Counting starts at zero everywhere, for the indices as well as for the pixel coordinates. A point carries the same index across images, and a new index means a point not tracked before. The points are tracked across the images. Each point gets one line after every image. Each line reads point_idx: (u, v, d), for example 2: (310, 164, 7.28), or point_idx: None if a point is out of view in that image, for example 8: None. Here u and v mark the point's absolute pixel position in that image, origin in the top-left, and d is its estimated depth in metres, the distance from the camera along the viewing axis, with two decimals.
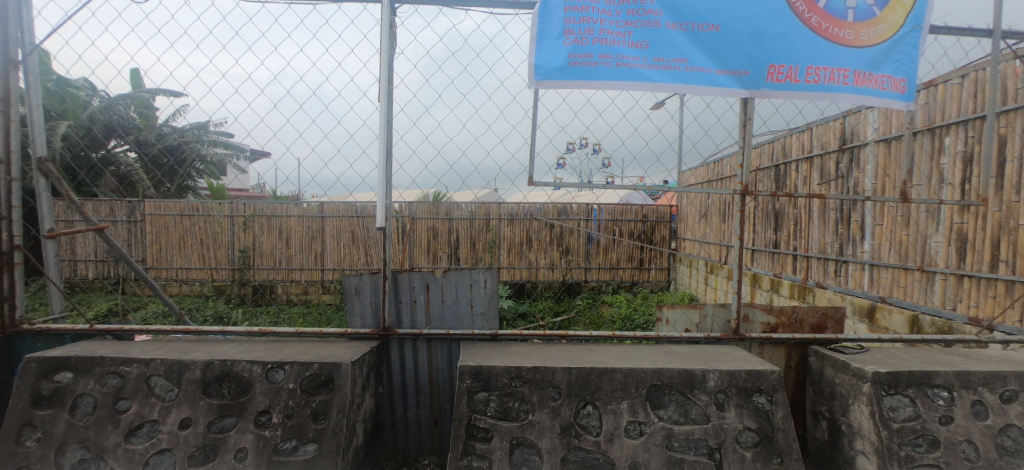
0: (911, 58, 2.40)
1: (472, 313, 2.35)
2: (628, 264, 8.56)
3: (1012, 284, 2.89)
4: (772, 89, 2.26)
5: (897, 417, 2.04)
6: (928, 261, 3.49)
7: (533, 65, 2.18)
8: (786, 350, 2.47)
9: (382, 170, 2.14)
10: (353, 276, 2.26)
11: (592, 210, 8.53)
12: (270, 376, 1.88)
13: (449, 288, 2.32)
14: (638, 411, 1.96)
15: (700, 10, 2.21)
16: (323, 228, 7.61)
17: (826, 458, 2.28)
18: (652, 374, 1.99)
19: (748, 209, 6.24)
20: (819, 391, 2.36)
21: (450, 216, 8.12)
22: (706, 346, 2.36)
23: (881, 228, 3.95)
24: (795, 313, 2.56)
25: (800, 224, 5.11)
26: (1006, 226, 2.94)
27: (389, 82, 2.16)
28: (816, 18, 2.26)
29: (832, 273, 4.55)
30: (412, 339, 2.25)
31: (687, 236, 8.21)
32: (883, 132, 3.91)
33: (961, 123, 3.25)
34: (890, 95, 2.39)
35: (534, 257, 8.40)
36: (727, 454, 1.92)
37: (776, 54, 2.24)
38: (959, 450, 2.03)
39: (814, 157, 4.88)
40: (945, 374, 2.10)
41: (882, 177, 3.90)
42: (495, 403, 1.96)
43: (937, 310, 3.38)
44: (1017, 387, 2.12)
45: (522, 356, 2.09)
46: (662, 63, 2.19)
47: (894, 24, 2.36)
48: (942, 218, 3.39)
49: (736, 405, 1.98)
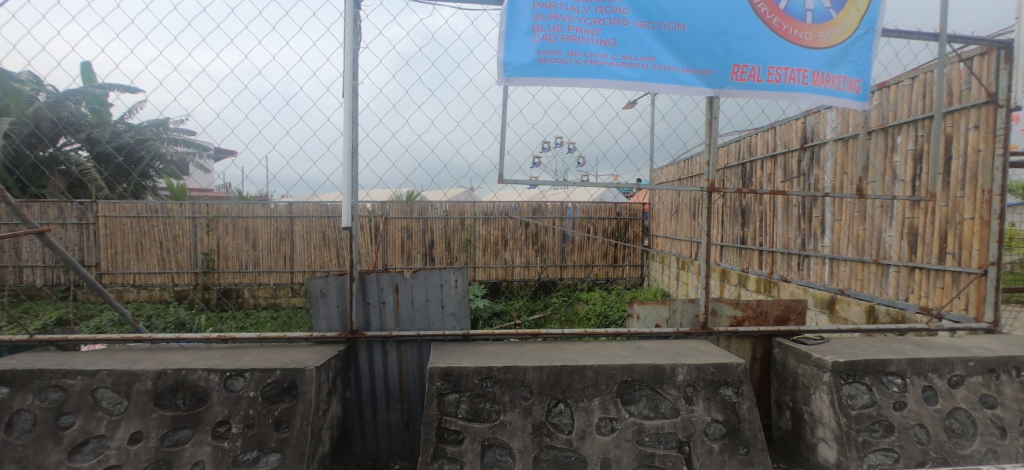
0: (865, 60, 2.50)
1: (443, 313, 2.31)
2: (602, 262, 8.66)
3: (958, 275, 3.05)
4: (736, 88, 2.32)
5: (855, 404, 2.12)
6: (883, 254, 3.66)
7: (502, 61, 2.15)
8: (751, 343, 2.53)
9: (346, 168, 2.08)
10: (318, 278, 2.19)
11: (567, 208, 8.59)
12: (228, 385, 1.80)
13: (418, 289, 2.28)
14: (608, 408, 1.97)
15: (667, 10, 2.23)
16: (292, 229, 7.40)
17: (789, 446, 2.36)
18: (622, 370, 2.00)
19: (717, 206, 6.39)
20: (782, 382, 2.43)
21: (424, 216, 8.01)
22: (675, 341, 2.39)
23: (840, 222, 4.11)
24: (759, 307, 2.63)
25: (765, 221, 5.27)
26: (953, 220, 3.10)
27: (354, 78, 2.10)
28: (776, 19, 2.33)
29: (795, 266, 4.71)
30: (381, 342, 2.21)
31: (659, 232, 8.36)
32: (841, 131, 4.06)
33: (911, 123, 3.42)
34: (847, 95, 2.49)
35: (508, 255, 8.38)
36: (696, 446, 1.96)
37: (739, 53, 2.30)
38: (912, 434, 2.13)
39: (778, 155, 5.03)
40: (898, 362, 2.20)
41: (840, 174, 4.06)
42: (466, 405, 1.94)
43: (892, 300, 3.55)
44: (963, 372, 2.24)
45: (493, 356, 2.07)
46: (630, 61, 2.21)
47: (849, 27, 2.46)
48: (895, 213, 3.56)
49: (704, 398, 2.02)
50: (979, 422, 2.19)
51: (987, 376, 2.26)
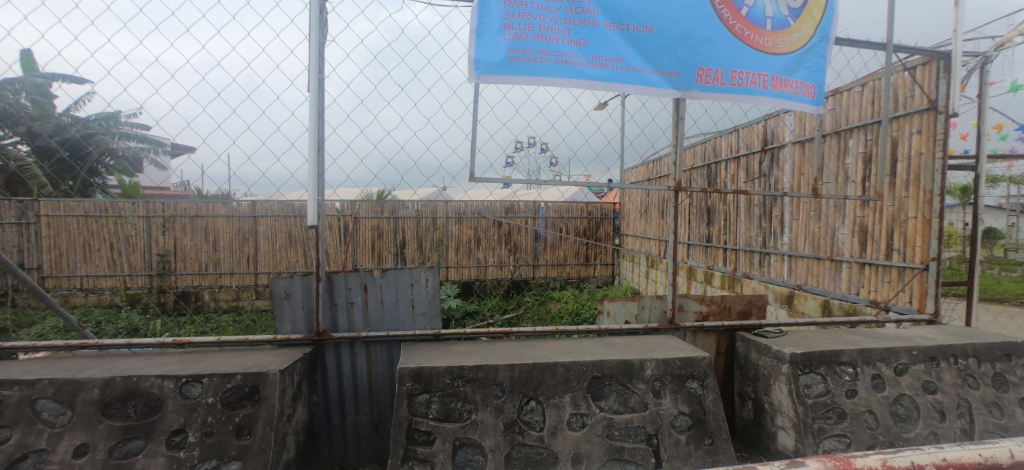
0: (820, 66, 2.62)
1: (413, 313, 2.27)
2: (574, 261, 8.76)
3: (903, 270, 3.24)
4: (701, 91, 2.38)
5: (811, 393, 2.22)
6: (836, 251, 3.85)
7: (473, 58, 2.12)
8: (715, 337, 2.62)
9: (312, 165, 2.02)
10: (283, 279, 2.12)
11: (539, 208, 8.63)
12: (185, 391, 1.72)
13: (388, 289, 2.24)
14: (579, 403, 1.99)
15: (635, 12, 2.27)
16: (256, 229, 7.13)
17: (751, 436, 2.45)
18: (592, 366, 2.03)
19: (684, 206, 6.55)
20: (744, 374, 2.52)
21: (395, 215, 7.87)
22: (643, 337, 2.44)
23: (797, 221, 4.29)
24: (723, 302, 2.72)
25: (728, 220, 5.45)
26: (899, 219, 3.29)
27: (320, 71, 2.04)
28: (738, 25, 2.41)
29: (757, 263, 4.89)
30: (349, 343, 2.15)
31: (629, 232, 8.51)
32: (798, 134, 4.24)
33: (861, 127, 3.61)
34: (804, 99, 2.60)
35: (481, 255, 8.35)
36: (664, 439, 2.00)
37: (703, 57, 2.36)
38: (862, 420, 2.24)
39: (741, 156, 5.21)
40: (850, 353, 2.31)
41: (798, 175, 4.24)
42: (437, 405, 1.92)
43: (844, 295, 3.73)
44: (907, 361, 2.38)
45: (465, 356, 2.06)
46: (600, 61, 2.23)
47: (806, 35, 2.57)
48: (847, 212, 3.74)
49: (672, 391, 2.07)
50: (921, 407, 2.33)
51: (928, 364, 2.41)
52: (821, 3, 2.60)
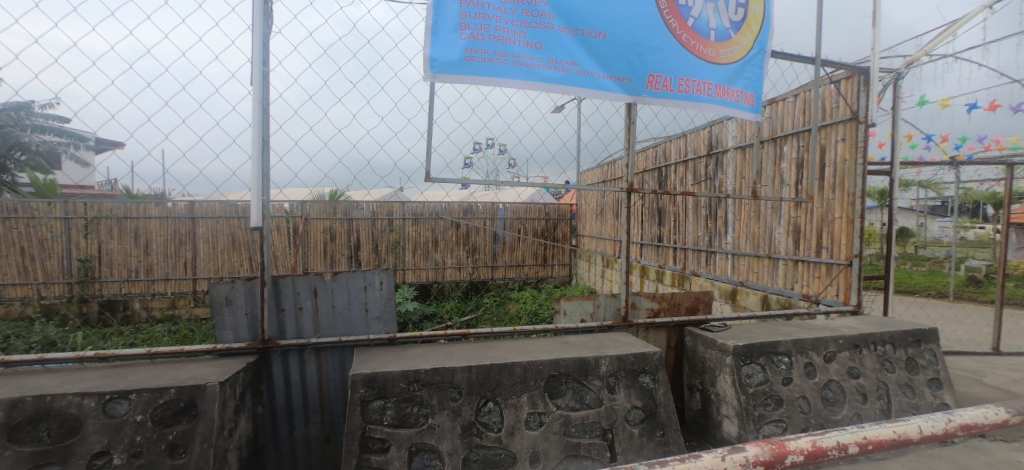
0: (758, 77, 2.80)
1: (366, 317, 2.20)
2: (532, 262, 8.84)
3: (831, 266, 3.49)
4: (651, 96, 2.47)
5: (752, 383, 2.35)
6: (774, 249, 4.10)
7: (428, 57, 2.07)
8: (666, 332, 2.71)
9: (255, 162, 1.90)
10: (223, 284, 1.98)
11: (497, 210, 8.65)
12: (109, 410, 1.57)
13: (340, 293, 2.15)
14: (536, 402, 1.99)
15: (589, 17, 2.30)
16: (194, 232, 6.70)
17: (699, 426, 2.56)
18: (549, 365, 2.04)
19: (637, 207, 6.75)
20: (693, 367, 2.62)
21: (349, 217, 7.57)
22: (599, 335, 2.49)
23: (739, 221, 4.54)
24: (673, 299, 2.83)
25: (678, 220, 5.66)
26: (827, 219, 3.54)
27: (264, 64, 1.93)
28: (685, 35, 2.52)
29: (704, 262, 5.11)
30: (297, 350, 2.05)
31: (585, 233, 8.67)
32: (740, 140, 4.49)
33: (794, 134, 3.86)
34: (744, 107, 2.76)
35: (439, 257, 8.24)
36: (618, 433, 2.05)
37: (653, 64, 2.45)
38: (797, 405, 2.39)
39: (689, 160, 5.43)
40: (785, 343, 2.46)
41: (740, 178, 4.47)
42: (392, 411, 1.86)
43: (781, 290, 3.98)
44: (835, 349, 2.57)
45: (420, 359, 2.01)
46: (555, 65, 2.25)
47: (746, 47, 2.73)
48: (783, 213, 3.99)
49: (625, 386, 2.13)
50: (847, 390, 2.52)
51: (852, 351, 2.61)
52: (759, 18, 2.77)
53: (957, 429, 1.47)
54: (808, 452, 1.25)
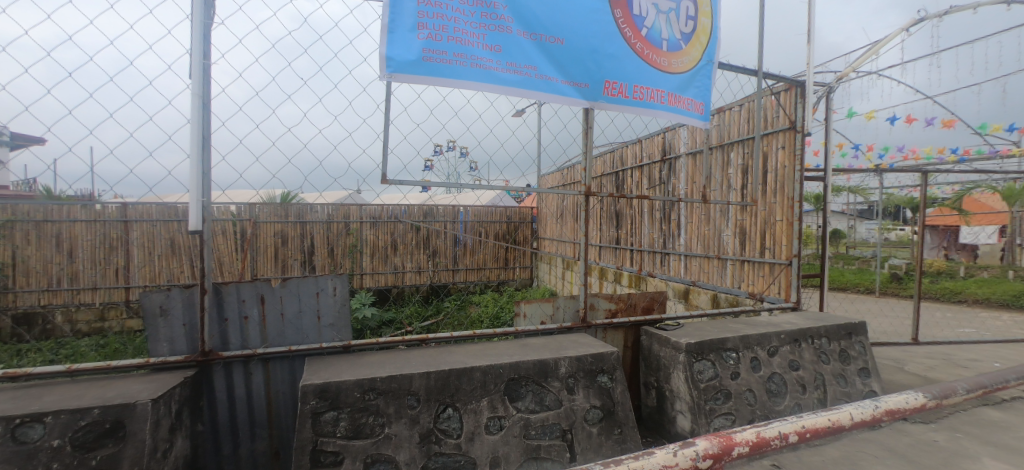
0: (706, 87, 2.93)
1: (319, 324, 2.10)
2: (493, 265, 8.81)
3: (773, 266, 3.69)
4: (607, 102, 2.52)
5: (704, 378, 2.43)
6: (722, 250, 4.28)
7: (384, 56, 2.01)
8: (623, 332, 2.76)
9: (194, 162, 1.78)
10: (157, 293, 1.83)
11: (458, 212, 8.56)
12: (20, 435, 1.41)
13: (291, 300, 2.05)
14: (496, 407, 1.97)
15: (547, 23, 2.32)
16: (128, 237, 6.27)
17: (654, 422, 2.62)
18: (509, 368, 2.02)
19: (595, 211, 6.87)
20: (648, 365, 2.69)
21: (303, 220, 7.21)
22: (559, 336, 2.51)
23: (691, 224, 4.71)
24: (630, 300, 2.90)
25: (634, 223, 5.80)
26: (770, 221, 3.74)
27: (205, 57, 1.81)
28: (639, 44, 2.59)
29: (659, 263, 5.27)
30: (242, 362, 1.93)
31: (546, 235, 8.74)
32: (691, 146, 4.67)
33: (740, 142, 4.06)
34: (694, 115, 2.88)
35: (399, 261, 8.08)
36: (577, 433, 2.07)
37: (610, 71, 2.50)
38: (744, 399, 2.50)
39: (644, 165, 5.58)
40: (734, 340, 2.57)
41: (691, 182, 4.65)
42: (346, 422, 1.78)
43: (729, 289, 4.17)
44: (778, 343, 2.71)
45: (376, 366, 1.94)
46: (514, 68, 2.25)
47: (695, 57, 2.84)
48: (731, 216, 4.18)
49: (584, 386, 2.15)
50: (789, 382, 2.66)
51: (793, 345, 2.76)
52: (707, 30, 2.90)
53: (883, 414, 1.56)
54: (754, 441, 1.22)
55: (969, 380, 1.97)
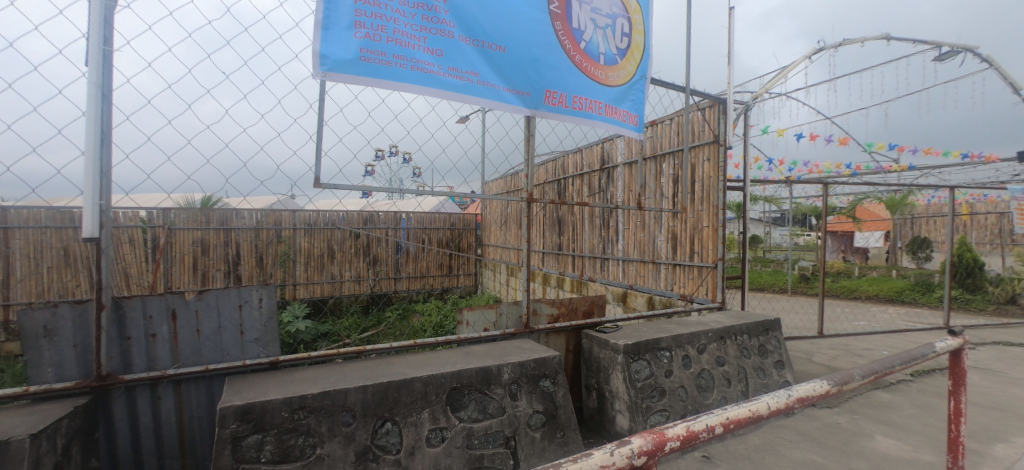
0: (640, 100, 3.06)
1: (241, 340, 1.94)
2: (437, 272, 8.66)
3: (701, 269, 3.91)
4: (548, 111, 2.56)
5: (641, 378, 2.51)
6: (656, 255, 4.48)
7: (318, 53, 1.90)
8: (565, 336, 2.81)
9: (91, 159, 1.58)
10: (40, 310, 1.60)
11: (400, 219, 8.37)
12: None
13: (208, 314, 1.87)
14: (438, 418, 1.91)
15: (489, 30, 2.31)
16: (8, 247, 5.48)
17: (595, 423, 2.67)
18: (450, 377, 1.97)
19: (538, 217, 6.95)
20: (589, 367, 2.74)
21: (227, 227, 6.64)
22: (501, 343, 2.49)
23: (628, 230, 4.89)
24: (571, 304, 2.98)
25: (576, 229, 5.93)
26: (697, 228, 3.97)
27: (106, 43, 1.61)
28: (578, 56, 2.66)
29: (599, 268, 5.41)
30: (149, 385, 1.73)
31: (490, 242, 8.74)
32: (628, 156, 4.87)
33: (671, 153, 4.28)
34: (629, 127, 3.00)
35: (337, 269, 7.72)
36: (520, 439, 2.06)
37: (550, 80, 2.54)
38: (678, 395, 2.62)
39: (584, 174, 5.73)
40: (667, 339, 2.68)
41: (628, 190, 4.84)
42: (272, 445, 1.64)
43: (663, 291, 4.37)
44: (706, 341, 2.87)
45: (306, 383, 1.81)
46: (456, 73, 2.22)
47: (630, 72, 2.97)
48: (663, 223, 4.38)
49: (527, 392, 2.14)
50: (716, 377, 2.82)
51: (719, 342, 2.93)
52: (641, 47, 3.03)
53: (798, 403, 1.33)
54: (686, 436, 1.06)
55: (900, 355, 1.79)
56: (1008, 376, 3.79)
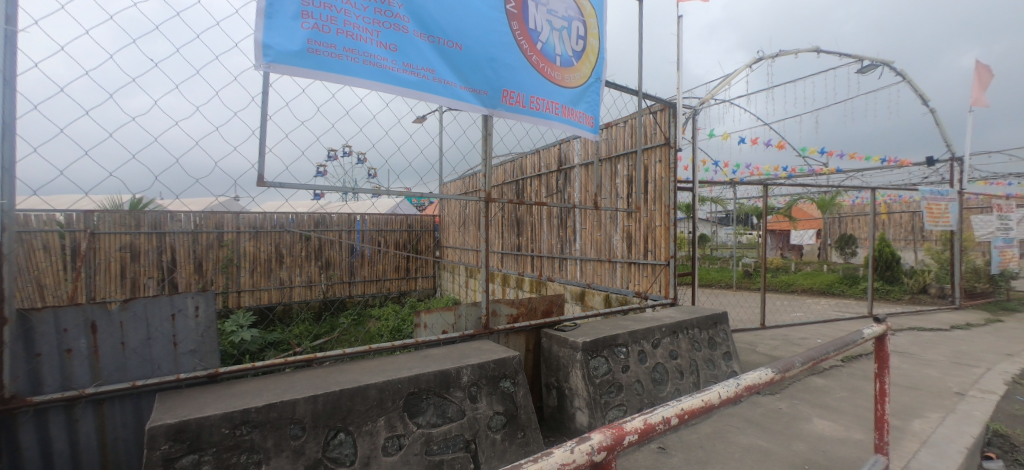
0: (596, 103, 3.10)
1: (175, 353, 1.79)
2: (393, 275, 8.46)
3: (655, 267, 4.02)
4: (505, 110, 2.53)
5: (599, 374, 2.53)
6: (612, 253, 4.56)
7: (260, 43, 1.78)
8: (525, 336, 2.80)
9: None
10: None
11: (355, 221, 8.12)
12: None
13: (135, 326, 1.72)
14: (394, 425, 1.84)
15: (444, 26, 2.26)
16: None
17: (555, 421, 2.67)
18: (408, 382, 1.90)
19: (496, 218, 6.92)
20: (548, 365, 2.74)
21: (161, 231, 6.19)
22: (461, 345, 2.45)
23: (585, 229, 4.95)
24: (530, 303, 2.98)
25: (534, 229, 5.94)
26: (650, 227, 4.08)
27: (9, 22, 1.44)
28: (535, 57, 2.66)
29: (557, 268, 5.46)
30: (64, 406, 1.56)
31: (449, 244, 8.64)
32: (584, 157, 4.94)
33: (625, 155, 4.37)
34: (586, 128, 3.04)
35: (286, 275, 7.39)
36: (481, 442, 2.02)
37: (507, 80, 2.52)
38: (634, 389, 2.66)
39: (542, 175, 5.76)
40: (623, 335, 2.72)
41: (585, 191, 4.91)
42: (211, 465, 1.52)
43: (620, 289, 4.45)
44: (660, 336, 2.94)
45: (250, 395, 1.69)
46: (410, 69, 2.15)
47: (585, 74, 3.00)
48: (619, 223, 4.47)
49: (487, 393, 2.11)
50: (670, 370, 2.90)
51: (672, 336, 3.02)
52: (596, 49, 3.07)
53: (745, 391, 1.37)
54: (643, 429, 1.05)
55: (838, 340, 1.89)
56: (922, 358, 4.13)
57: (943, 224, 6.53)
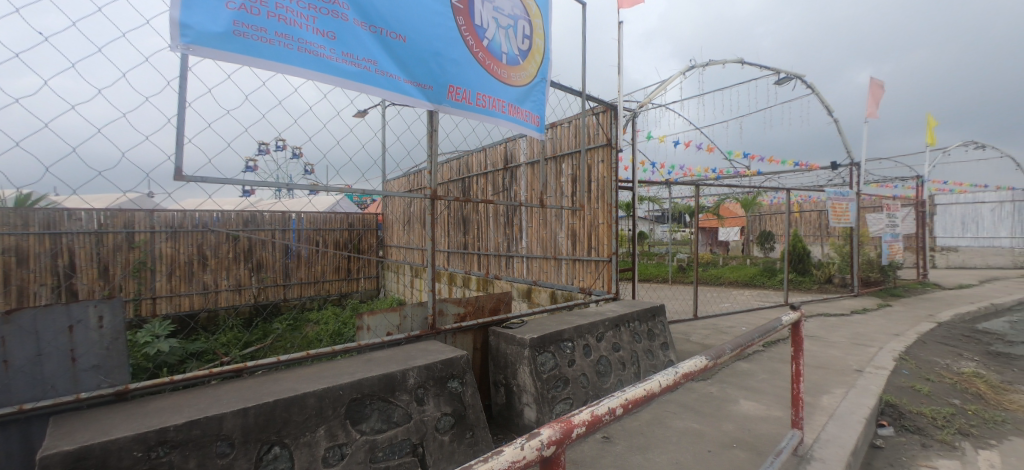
0: (541, 103, 3.12)
1: (73, 369, 1.58)
2: (334, 277, 8.11)
3: (599, 263, 4.11)
4: (451, 106, 2.47)
5: (546, 369, 2.54)
6: (558, 251, 4.61)
7: (178, 21, 1.59)
8: (472, 335, 2.75)
9: None
10: None
11: (290, 220, 7.68)
12: None
13: (22, 341, 1.50)
14: (335, 434, 1.73)
15: (387, 16, 2.16)
16: None
17: (503, 418, 2.65)
18: (349, 388, 1.80)
19: (440, 216, 6.81)
20: (496, 363, 2.71)
21: (55, 231, 5.49)
22: (406, 346, 2.36)
23: (531, 227, 4.97)
24: (477, 302, 2.93)
25: (480, 227, 5.90)
26: (594, 225, 4.17)
27: None
28: (481, 53, 2.62)
29: (504, 266, 5.45)
30: None
31: (393, 243, 8.41)
32: (530, 156, 4.95)
33: (569, 154, 4.44)
34: (532, 127, 3.04)
35: (210, 278, 6.84)
36: (429, 445, 1.95)
37: (453, 75, 2.46)
38: (580, 383, 2.70)
39: (488, 173, 5.72)
40: (569, 331, 2.75)
41: (531, 189, 4.93)
42: None
43: (564, 285, 4.51)
44: (604, 330, 3.00)
45: (168, 413, 1.52)
46: (350, 59, 2.03)
47: (531, 73, 3.00)
48: (564, 221, 4.52)
49: (434, 395, 2.04)
50: (613, 362, 2.96)
51: (615, 330, 3.09)
52: (541, 50, 3.08)
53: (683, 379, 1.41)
54: (591, 421, 1.05)
55: (762, 327, 2.01)
56: (830, 341, 4.54)
57: (844, 222, 7.18)
